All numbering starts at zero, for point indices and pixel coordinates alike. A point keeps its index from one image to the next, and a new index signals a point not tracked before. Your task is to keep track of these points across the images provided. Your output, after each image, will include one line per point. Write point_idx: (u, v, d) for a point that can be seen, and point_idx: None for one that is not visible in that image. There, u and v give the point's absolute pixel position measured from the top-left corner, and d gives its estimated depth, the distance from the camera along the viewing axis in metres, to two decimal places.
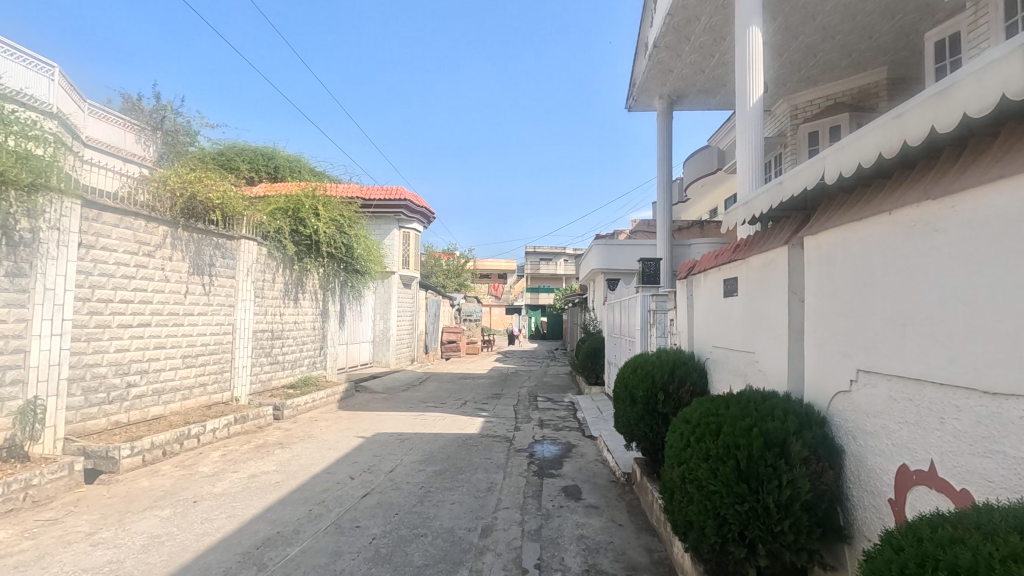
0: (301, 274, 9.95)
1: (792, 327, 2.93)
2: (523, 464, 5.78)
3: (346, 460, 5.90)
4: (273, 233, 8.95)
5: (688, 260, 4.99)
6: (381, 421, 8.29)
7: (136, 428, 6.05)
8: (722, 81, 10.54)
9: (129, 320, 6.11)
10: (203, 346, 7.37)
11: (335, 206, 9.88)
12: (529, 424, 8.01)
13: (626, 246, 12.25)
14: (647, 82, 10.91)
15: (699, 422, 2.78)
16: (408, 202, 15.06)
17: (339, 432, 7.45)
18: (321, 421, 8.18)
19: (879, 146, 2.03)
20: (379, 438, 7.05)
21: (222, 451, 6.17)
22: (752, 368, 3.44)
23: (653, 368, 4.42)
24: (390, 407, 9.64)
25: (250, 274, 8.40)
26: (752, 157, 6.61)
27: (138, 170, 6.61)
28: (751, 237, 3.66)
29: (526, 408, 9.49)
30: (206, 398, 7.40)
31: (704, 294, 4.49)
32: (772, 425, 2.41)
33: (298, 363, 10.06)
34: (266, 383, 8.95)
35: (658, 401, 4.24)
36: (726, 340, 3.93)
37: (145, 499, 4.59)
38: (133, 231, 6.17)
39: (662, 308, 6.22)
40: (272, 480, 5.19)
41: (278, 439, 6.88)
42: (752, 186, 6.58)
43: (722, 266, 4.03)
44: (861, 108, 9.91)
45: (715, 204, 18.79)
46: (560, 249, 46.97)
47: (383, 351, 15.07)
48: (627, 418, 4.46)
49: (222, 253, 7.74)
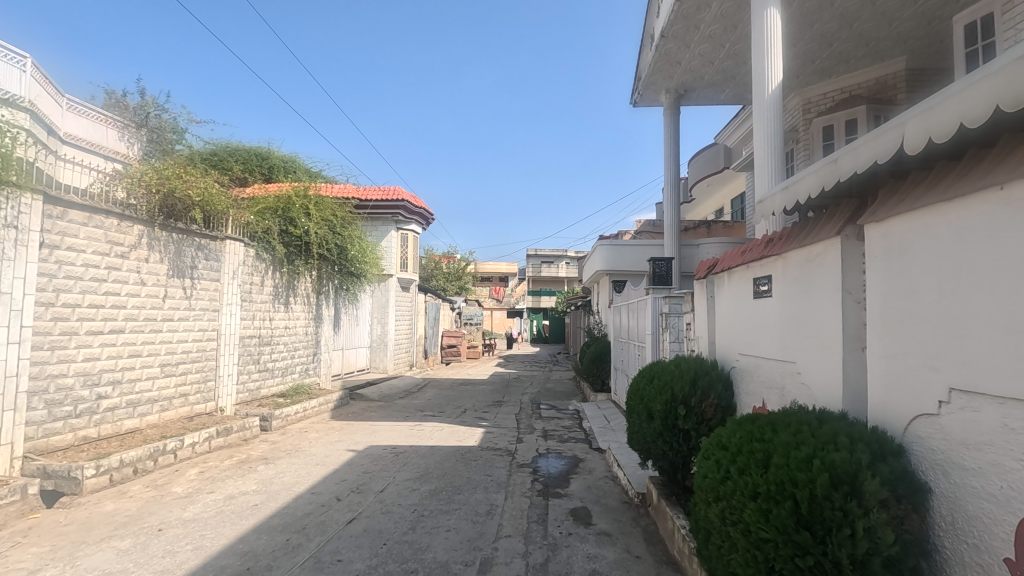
0: (292, 277, 9.48)
1: (847, 334, 2.48)
2: (527, 482, 5.30)
3: (333, 478, 5.42)
4: (261, 234, 8.48)
5: (708, 257, 4.52)
6: (375, 432, 7.81)
7: (107, 443, 5.59)
8: (732, 74, 10.10)
9: (99, 327, 5.65)
10: (184, 354, 6.90)
11: (326, 206, 9.44)
12: (532, 434, 7.52)
13: (632, 246, 11.77)
14: (653, 75, 10.46)
15: (739, 448, 2.30)
16: (406, 203, 14.61)
17: (329, 444, 6.97)
18: (312, 432, 7.71)
19: (994, 98, 1.54)
20: (371, 451, 6.58)
21: (201, 468, 5.70)
22: (792, 380, 2.97)
23: (672, 379, 3.92)
24: (386, 416, 9.16)
25: (237, 277, 7.95)
26: (771, 149, 6.14)
27: (110, 165, 6.16)
28: (789, 230, 3.18)
29: (529, 416, 9.01)
30: (187, 409, 6.93)
31: (729, 295, 4.02)
32: (837, 455, 1.93)
33: (290, 370, 9.60)
34: (254, 392, 8.47)
35: (678, 417, 3.76)
36: (757, 348, 3.46)
37: (105, 527, 4.11)
38: (104, 231, 5.72)
39: (676, 310, 5.76)
40: (251, 502, 4.72)
41: (263, 453, 6.40)
42: (770, 180, 6.11)
43: (750, 263, 3.56)
44: (878, 101, 9.47)
45: (721, 203, 18.33)
46: (561, 252, 46.50)
47: (380, 356, 14.59)
48: (643, 435, 3.99)
49: (205, 255, 7.28)
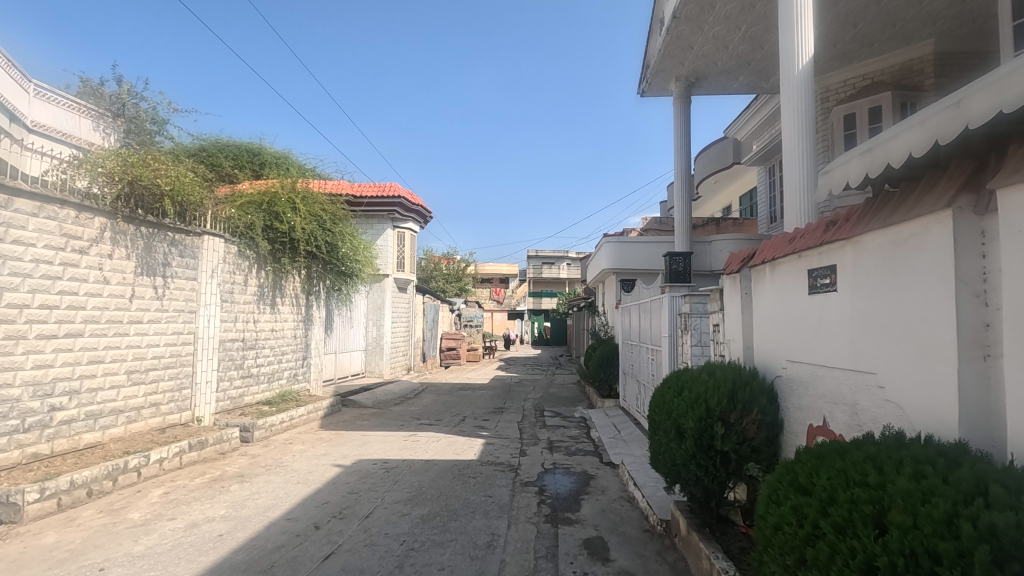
0: (278, 276, 8.86)
1: (964, 339, 1.87)
2: (532, 504, 4.69)
3: (314, 501, 4.80)
4: (243, 230, 7.86)
5: (743, 249, 3.91)
6: (366, 443, 7.20)
7: (60, 461, 4.97)
8: (747, 59, 9.50)
9: (53, 330, 5.06)
10: (154, 360, 6.28)
11: (315, 201, 8.85)
12: (536, 446, 6.90)
13: (639, 244, 11.15)
14: (663, 61, 9.87)
15: (831, 496, 1.68)
16: (404, 199, 14.02)
17: (314, 458, 6.36)
18: (297, 444, 7.09)
19: None
20: (359, 467, 5.95)
21: (167, 488, 5.09)
22: (870, 394, 2.37)
23: (705, 391, 3.30)
24: (379, 425, 8.54)
25: (217, 275, 7.34)
26: (801, 132, 5.53)
27: (68, 151, 5.55)
28: (859, 209, 2.56)
29: (532, 425, 8.39)
30: (158, 420, 6.31)
31: (770, 292, 3.42)
32: (997, 515, 1.32)
33: (277, 376, 8.97)
34: (236, 400, 7.84)
35: (714, 436, 3.15)
36: (814, 354, 2.85)
37: (38, 566, 3.48)
38: (58, 223, 5.12)
39: (698, 310, 5.16)
40: (215, 532, 4.10)
41: (239, 470, 5.78)
42: (801, 166, 5.49)
43: (803, 251, 2.95)
44: (903, 87, 8.89)
45: (730, 199, 17.79)
46: (563, 253, 45.96)
47: (376, 360, 13.97)
48: (672, 456, 3.37)
49: (179, 251, 6.67)
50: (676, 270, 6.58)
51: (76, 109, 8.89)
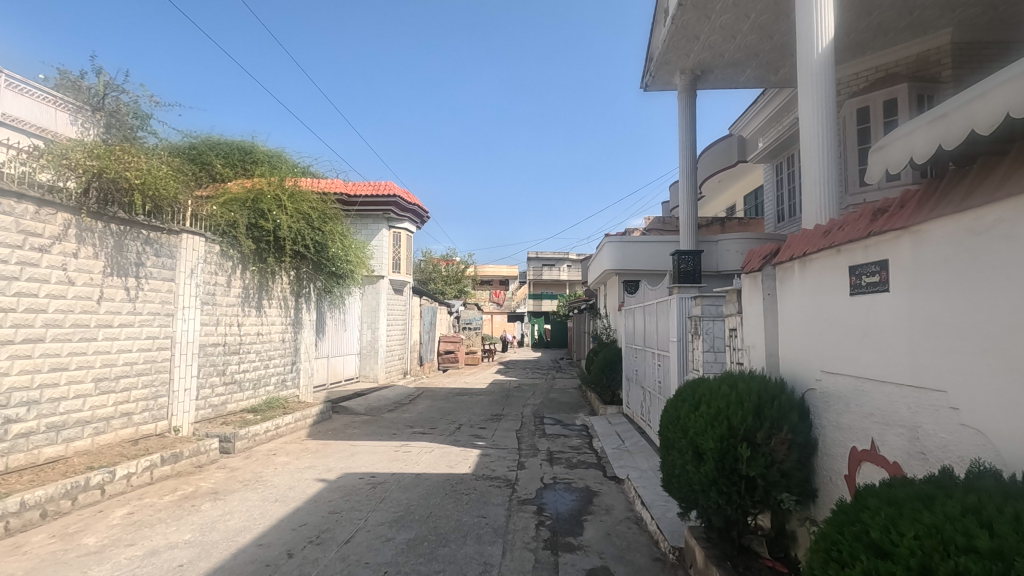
0: (264, 277, 8.43)
1: None
2: (530, 526, 4.27)
3: (290, 523, 4.37)
4: (226, 229, 7.44)
5: (766, 245, 3.49)
6: (355, 454, 6.78)
7: (15, 478, 4.55)
8: (755, 51, 9.10)
9: (9, 336, 4.66)
10: (125, 367, 5.85)
11: (303, 199, 8.47)
12: (535, 458, 6.48)
13: (643, 244, 10.73)
14: (667, 53, 9.48)
15: (924, 562, 1.28)
16: (399, 199, 13.59)
17: (297, 471, 5.94)
18: (281, 455, 6.67)
19: None
20: (345, 482, 5.53)
21: (132, 507, 4.67)
22: (937, 415, 1.95)
23: (727, 406, 2.88)
24: (370, 434, 8.11)
25: (197, 275, 6.93)
26: (820, 120, 5.12)
27: (28, 140, 5.15)
28: (918, 192, 2.14)
29: (531, 433, 7.97)
30: (130, 431, 5.88)
31: (799, 294, 3.01)
32: None
33: (263, 382, 8.54)
34: (218, 408, 7.42)
35: (739, 459, 2.73)
36: (860, 364, 2.42)
37: None
38: (15, 219, 4.71)
39: (711, 313, 4.76)
40: (177, 560, 3.68)
41: (214, 486, 5.35)
42: (821, 158, 5.07)
43: (843, 245, 2.53)
44: (920, 79, 8.48)
45: (734, 199, 17.39)
46: (563, 254, 45.53)
47: (371, 364, 13.54)
48: (689, 480, 2.94)
49: (154, 250, 6.25)
50: (684, 270, 6.15)
51: (50, 101, 8.78)
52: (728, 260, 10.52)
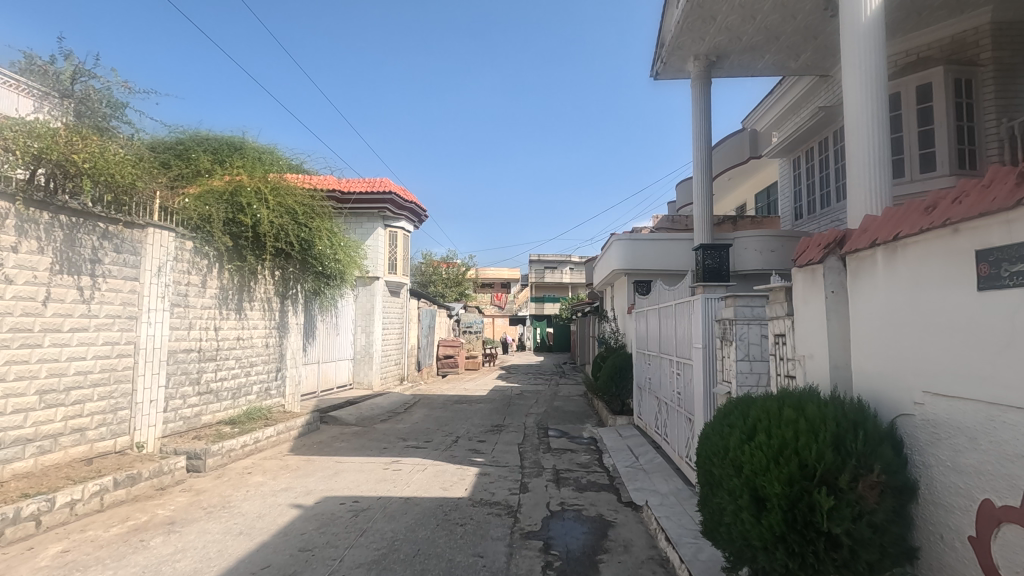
0: (244, 278, 7.75)
1: None
2: (535, 569, 3.58)
3: (250, 564, 3.68)
4: (200, 224, 6.76)
5: (837, 231, 2.81)
6: (339, 473, 6.09)
7: None
8: (776, 33, 8.43)
9: None
10: (77, 377, 5.18)
11: (286, 193, 7.81)
12: (541, 478, 5.79)
13: (654, 241, 10.05)
14: (681, 36, 8.83)
15: None
16: (395, 196, 12.92)
17: (271, 494, 5.26)
18: (257, 474, 5.99)
19: None
20: (323, 508, 4.83)
21: (70, 543, 4.00)
22: None
23: (795, 436, 2.21)
24: (358, 448, 7.41)
25: (165, 274, 6.26)
26: (868, 95, 4.44)
27: None
28: None
29: (534, 447, 7.28)
30: (83, 450, 5.21)
31: (881, 291, 2.36)
32: None
33: (243, 391, 7.87)
34: (190, 421, 6.74)
35: (820, 509, 2.05)
36: (1000, 388, 1.74)
37: None
38: None
39: (746, 315, 4.09)
40: None
41: (172, 514, 4.67)
42: (869, 139, 4.38)
43: (966, 223, 1.86)
44: (956, 62, 7.78)
45: (745, 198, 16.70)
46: (565, 257, 44.84)
47: (365, 369, 12.87)
48: (744, 533, 2.25)
49: (113, 246, 5.58)
50: (709, 267, 5.41)
51: (14, 86, 8.45)
52: (746, 259, 9.83)
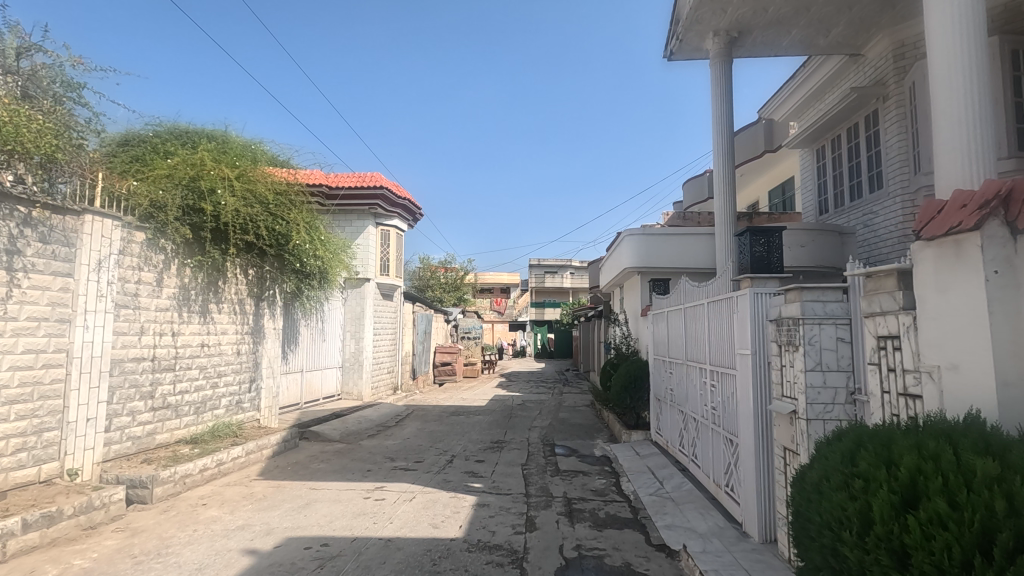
0: (209, 276, 6.84)
1: None
2: None
3: None
4: (154, 213, 5.85)
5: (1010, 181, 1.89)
6: (312, 504, 5.15)
7: None
8: (807, 3, 7.55)
9: None
10: None
11: (258, 181, 6.92)
12: (550, 509, 4.86)
13: (668, 237, 9.14)
14: (700, 8, 7.95)
15: None
16: (386, 191, 12.02)
17: (222, 535, 4.31)
18: (212, 506, 5.05)
19: None
20: (281, 555, 3.89)
21: None
22: None
23: (1004, 508, 1.36)
24: (337, 470, 6.47)
25: (108, 270, 5.33)
26: (959, 38, 3.56)
27: None
28: None
29: (541, 469, 6.35)
30: None
31: None
32: None
33: (208, 406, 6.93)
34: (139, 442, 5.78)
35: None
36: None
37: None
38: None
39: (816, 313, 3.17)
40: None
41: (91, 565, 3.72)
42: (961, 92, 3.49)
43: None
44: (1013, 32, 6.87)
45: (758, 195, 15.82)
46: (565, 262, 43.96)
47: (355, 378, 11.94)
48: None
49: (38, 235, 4.66)
50: (755, 256, 4.44)
51: None
52: None
